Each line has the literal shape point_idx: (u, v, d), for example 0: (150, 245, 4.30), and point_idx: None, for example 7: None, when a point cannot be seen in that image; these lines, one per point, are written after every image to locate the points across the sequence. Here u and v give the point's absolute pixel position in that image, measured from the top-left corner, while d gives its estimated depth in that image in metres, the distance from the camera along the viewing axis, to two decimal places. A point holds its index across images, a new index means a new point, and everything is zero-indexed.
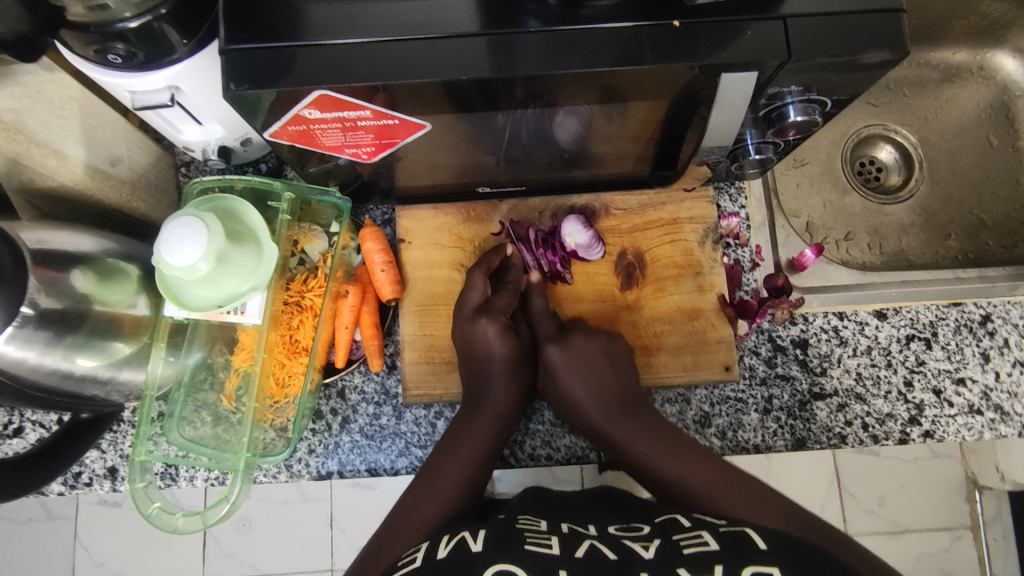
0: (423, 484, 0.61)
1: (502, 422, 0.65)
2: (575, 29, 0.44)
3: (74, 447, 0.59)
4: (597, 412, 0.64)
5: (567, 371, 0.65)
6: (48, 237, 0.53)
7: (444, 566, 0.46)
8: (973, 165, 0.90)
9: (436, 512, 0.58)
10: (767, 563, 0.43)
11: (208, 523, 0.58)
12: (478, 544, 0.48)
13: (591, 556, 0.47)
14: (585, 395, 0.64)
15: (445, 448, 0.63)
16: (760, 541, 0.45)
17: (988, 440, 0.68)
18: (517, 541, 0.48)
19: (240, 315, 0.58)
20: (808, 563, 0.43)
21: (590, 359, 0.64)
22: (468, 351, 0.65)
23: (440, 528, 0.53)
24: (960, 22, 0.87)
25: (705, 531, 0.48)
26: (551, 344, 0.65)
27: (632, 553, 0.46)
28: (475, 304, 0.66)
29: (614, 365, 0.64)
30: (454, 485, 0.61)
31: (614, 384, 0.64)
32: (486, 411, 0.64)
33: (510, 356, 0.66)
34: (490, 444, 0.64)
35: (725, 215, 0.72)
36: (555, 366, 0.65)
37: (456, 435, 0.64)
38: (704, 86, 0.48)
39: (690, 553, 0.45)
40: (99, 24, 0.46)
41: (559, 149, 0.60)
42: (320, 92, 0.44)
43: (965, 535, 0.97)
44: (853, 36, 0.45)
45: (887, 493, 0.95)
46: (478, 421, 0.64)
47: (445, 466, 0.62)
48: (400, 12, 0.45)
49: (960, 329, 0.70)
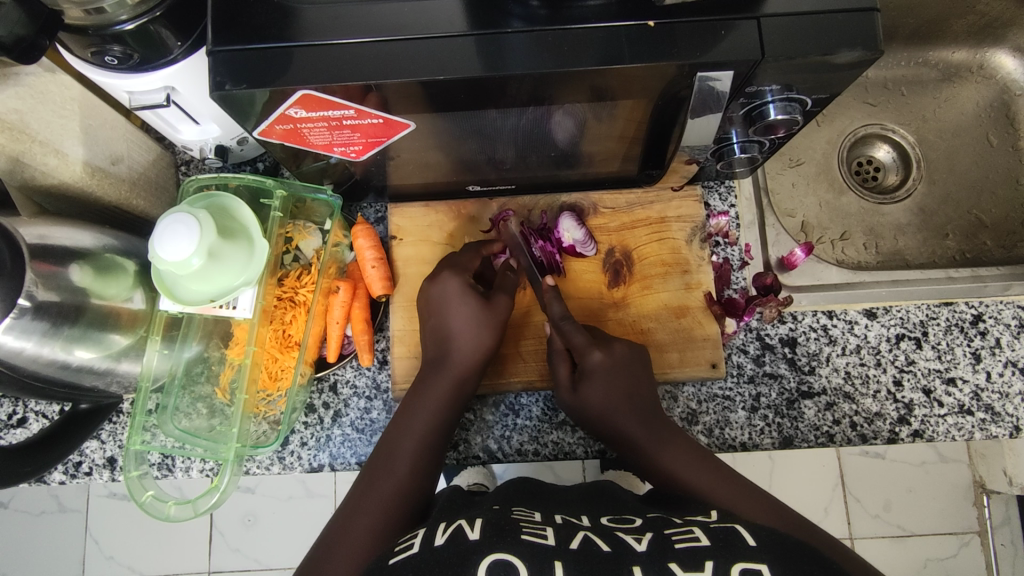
0: (380, 459, 0.61)
1: (461, 391, 0.64)
2: (558, 29, 0.45)
3: (76, 435, 0.61)
4: (616, 412, 0.62)
5: (605, 380, 0.63)
6: (48, 233, 0.55)
7: (440, 555, 0.46)
8: (971, 165, 0.90)
9: (394, 493, 0.59)
10: (753, 558, 0.43)
11: (199, 511, 0.60)
12: (475, 532, 0.48)
13: (585, 547, 0.46)
14: (619, 401, 0.62)
15: (399, 422, 0.63)
16: (750, 537, 0.45)
17: (978, 440, 0.68)
18: (513, 531, 0.48)
19: (231, 309, 0.60)
20: (797, 561, 0.43)
21: (627, 368, 0.64)
22: (444, 338, 0.65)
23: (432, 519, 0.54)
24: (959, 21, 0.87)
25: (697, 527, 0.48)
26: (597, 351, 0.63)
27: (624, 546, 0.47)
28: (459, 287, 0.65)
29: (644, 374, 0.64)
30: (408, 464, 0.60)
31: (642, 389, 0.64)
32: (445, 386, 0.64)
33: (486, 349, 0.65)
34: (449, 411, 0.64)
35: (714, 214, 0.72)
36: (593, 372, 0.63)
37: (410, 408, 0.63)
38: (683, 85, 0.49)
39: (682, 547, 0.45)
40: (98, 26, 0.48)
41: (549, 149, 0.61)
42: (304, 91, 0.46)
43: (973, 540, 1.08)
44: (828, 35, 0.45)
45: (893, 497, 1.09)
46: (432, 397, 0.63)
47: (404, 445, 0.62)
48: (386, 14, 0.46)
49: (951, 329, 0.70)
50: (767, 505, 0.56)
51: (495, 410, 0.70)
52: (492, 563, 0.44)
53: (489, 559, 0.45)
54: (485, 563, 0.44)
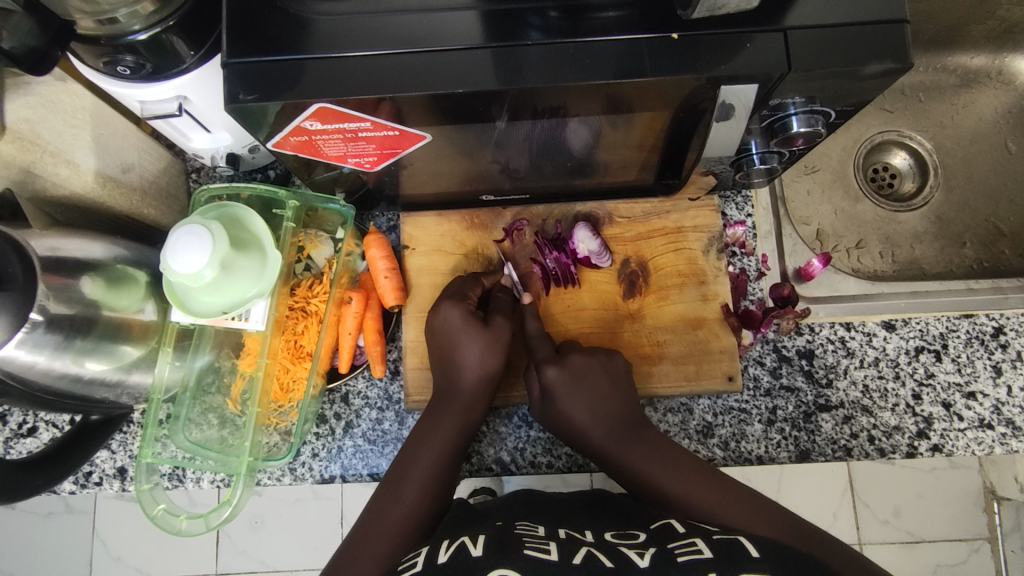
0: (388, 487, 0.60)
1: (471, 418, 0.64)
2: (578, 41, 0.44)
3: (86, 449, 0.60)
4: (601, 429, 0.61)
5: (568, 392, 0.62)
6: (60, 245, 0.54)
7: (442, 571, 0.45)
8: (990, 172, 0.89)
9: (401, 519, 0.58)
10: (757, 570, 0.42)
11: (210, 525, 0.59)
12: (478, 550, 0.47)
13: (589, 563, 0.45)
14: (588, 414, 0.61)
15: (407, 449, 0.63)
16: (754, 549, 0.44)
17: (999, 454, 0.67)
18: (514, 548, 0.47)
19: (244, 321, 0.59)
20: (802, 572, 0.42)
21: (589, 379, 0.62)
22: (449, 365, 0.64)
23: (437, 535, 0.52)
24: (979, 26, 0.85)
25: (698, 539, 0.47)
26: (550, 367, 0.62)
27: (627, 562, 0.45)
28: (462, 315, 0.64)
29: (610, 383, 0.63)
30: (416, 488, 0.60)
31: (610, 401, 0.62)
32: (451, 408, 0.63)
33: (490, 374, 0.64)
34: (459, 437, 0.63)
35: (731, 223, 0.71)
36: (553, 390, 0.62)
37: (420, 436, 0.63)
38: (704, 97, 0.48)
39: (684, 562, 0.44)
40: (110, 37, 0.47)
41: (564, 158, 0.60)
42: (321, 104, 0.45)
43: (984, 546, 1.09)
44: (855, 47, 0.44)
45: (903, 504, 1.07)
46: (441, 423, 0.63)
47: (410, 470, 0.61)
48: (402, 25, 0.45)
49: (972, 341, 0.69)
50: (777, 520, 0.54)
51: (508, 422, 0.70)
52: None
53: None
54: None
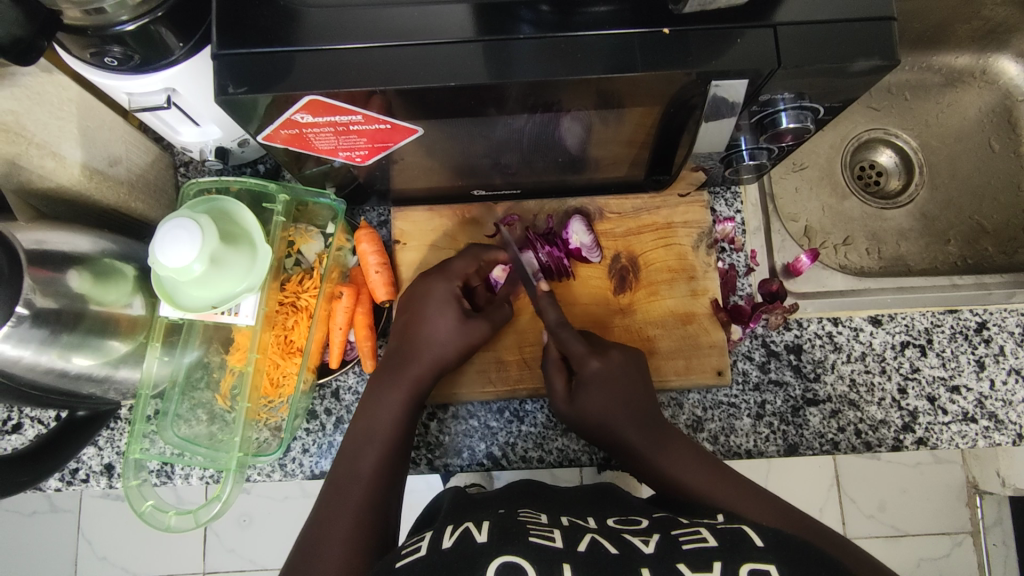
0: (346, 464, 0.59)
1: (420, 391, 0.63)
2: (569, 36, 0.44)
3: (73, 444, 0.59)
4: (622, 422, 0.61)
5: (604, 387, 0.61)
6: (45, 237, 0.54)
7: (447, 557, 0.45)
8: (974, 170, 0.90)
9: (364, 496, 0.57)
10: (762, 559, 0.42)
11: (200, 522, 0.58)
12: (483, 535, 0.47)
13: (594, 550, 0.45)
14: (617, 408, 0.61)
15: (358, 423, 0.61)
16: (757, 537, 0.45)
17: (982, 448, 0.68)
18: (519, 532, 0.47)
19: (233, 315, 0.59)
20: (805, 561, 0.42)
21: (624, 375, 0.62)
22: (409, 337, 0.65)
23: (443, 519, 0.52)
24: (963, 26, 0.87)
25: (703, 528, 0.47)
26: (595, 359, 0.62)
27: (631, 548, 0.46)
28: (445, 291, 0.65)
29: (642, 379, 0.63)
30: (374, 462, 0.59)
31: (641, 396, 0.62)
32: (408, 376, 0.63)
33: (448, 354, 0.64)
34: (408, 410, 0.62)
35: (720, 219, 0.72)
36: (591, 381, 0.61)
37: (369, 410, 0.62)
38: (694, 92, 0.48)
39: (689, 549, 0.44)
40: (97, 27, 0.47)
41: (557, 154, 0.60)
42: (311, 97, 0.44)
43: (966, 540, 1.13)
44: (844, 44, 0.45)
45: (888, 498, 1.14)
46: (389, 398, 0.62)
47: (369, 445, 0.60)
48: (395, 17, 0.44)
49: (955, 336, 0.70)
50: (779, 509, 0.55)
51: (499, 416, 0.69)
52: (500, 566, 0.43)
53: (494, 563, 0.43)
54: (492, 566, 0.43)
